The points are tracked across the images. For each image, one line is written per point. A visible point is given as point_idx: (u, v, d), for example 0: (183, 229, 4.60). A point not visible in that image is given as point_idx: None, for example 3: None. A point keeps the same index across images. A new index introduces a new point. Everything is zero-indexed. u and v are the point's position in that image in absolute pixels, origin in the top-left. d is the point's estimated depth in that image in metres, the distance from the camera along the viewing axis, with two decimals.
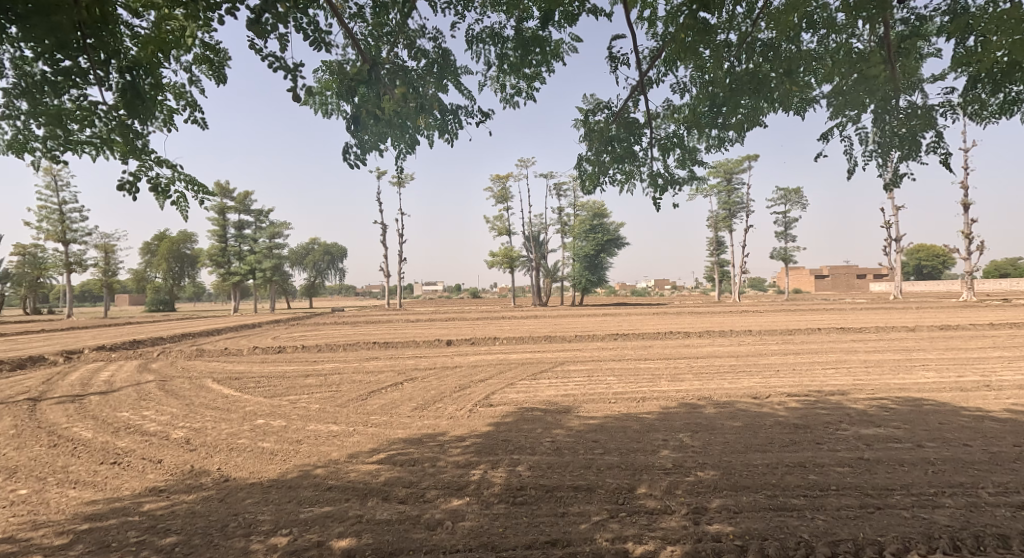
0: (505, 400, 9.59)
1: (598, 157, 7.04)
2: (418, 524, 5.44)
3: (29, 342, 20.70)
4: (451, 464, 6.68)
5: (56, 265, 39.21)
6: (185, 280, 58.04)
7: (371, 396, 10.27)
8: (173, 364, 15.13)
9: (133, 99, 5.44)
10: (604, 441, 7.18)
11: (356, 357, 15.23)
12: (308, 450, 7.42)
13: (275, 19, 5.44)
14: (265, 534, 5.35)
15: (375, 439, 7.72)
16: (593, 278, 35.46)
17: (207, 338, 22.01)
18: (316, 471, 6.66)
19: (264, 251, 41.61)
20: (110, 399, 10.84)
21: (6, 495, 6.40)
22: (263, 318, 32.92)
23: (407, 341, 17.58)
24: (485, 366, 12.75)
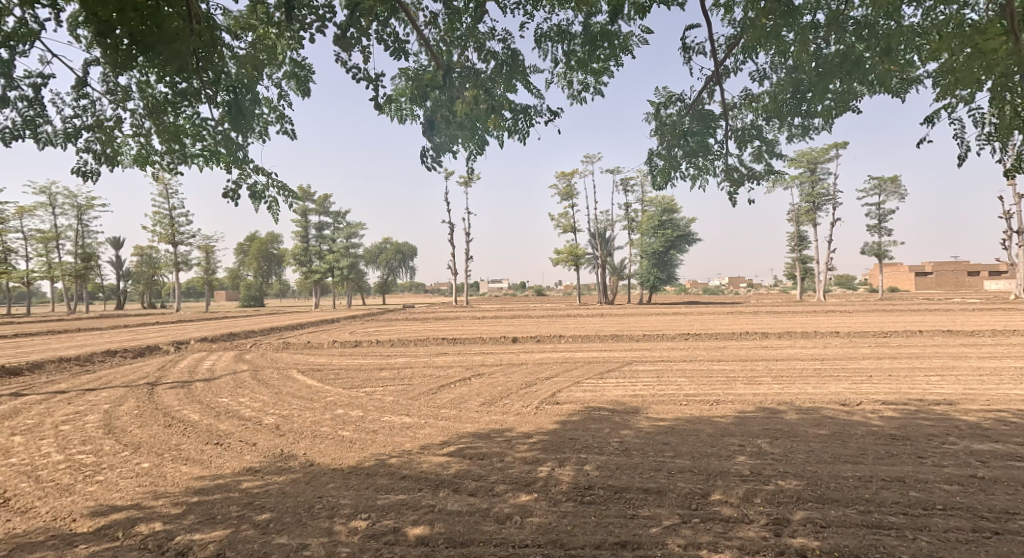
0: (574, 398, 9.54)
1: (670, 152, 6.87)
2: (487, 517, 5.47)
3: (143, 333, 22.44)
4: (518, 460, 6.69)
5: (166, 265, 42.23)
6: (271, 277, 61.11)
7: (441, 391, 10.44)
8: (264, 355, 15.97)
9: (236, 114, 5.51)
10: (676, 443, 7.02)
11: (426, 352, 15.52)
12: (383, 440, 7.61)
13: (356, 29, 5.59)
14: (346, 517, 5.48)
15: (445, 432, 7.83)
16: (662, 276, 34.77)
17: (291, 331, 23.06)
18: (390, 460, 6.82)
19: (342, 251, 43.02)
20: (211, 386, 11.56)
21: (130, 467, 6.89)
22: (344, 314, 34.19)
23: (475, 338, 17.79)
24: (552, 364, 12.74)
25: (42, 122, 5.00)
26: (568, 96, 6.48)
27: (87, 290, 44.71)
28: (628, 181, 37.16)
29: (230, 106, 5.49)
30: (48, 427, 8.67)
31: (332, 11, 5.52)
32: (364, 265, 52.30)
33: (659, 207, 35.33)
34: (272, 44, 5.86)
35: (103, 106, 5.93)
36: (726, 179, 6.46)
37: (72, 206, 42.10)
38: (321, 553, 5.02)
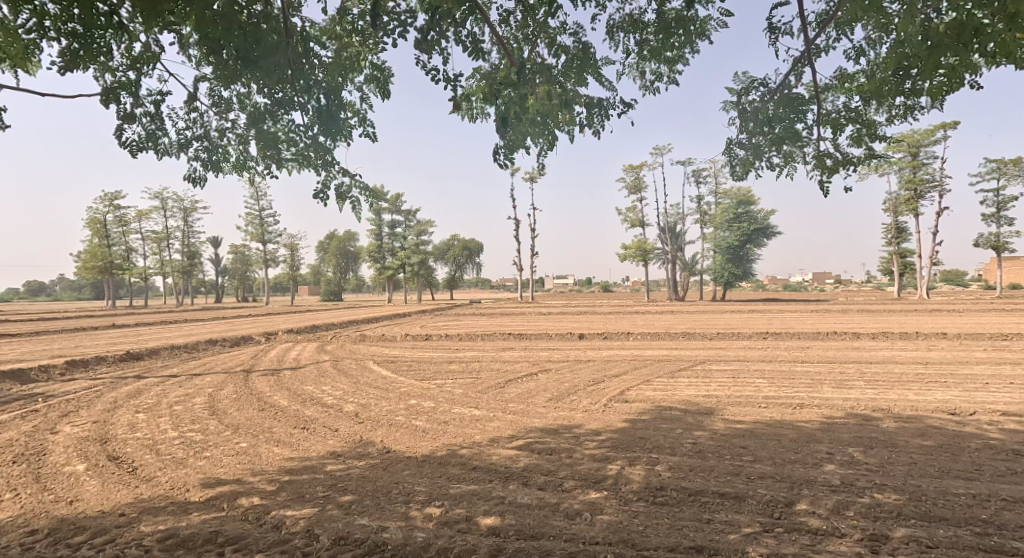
0: (644, 396, 9.36)
1: (752, 140, 6.60)
2: (557, 512, 5.43)
3: (235, 324, 23.89)
4: (587, 456, 6.62)
5: (256, 262, 44.63)
6: (348, 273, 63.30)
7: (509, 385, 10.49)
8: (342, 347, 16.59)
9: (326, 120, 5.45)
10: (754, 448, 6.75)
11: (492, 347, 15.64)
12: (454, 430, 7.72)
13: (437, 30, 5.66)
14: (421, 503, 5.56)
15: (514, 426, 7.85)
16: (738, 272, 33.64)
17: (366, 325, 23.85)
18: (461, 450, 6.91)
19: (412, 247, 43.96)
20: (297, 374, 12.12)
21: (230, 446, 7.26)
22: (415, 309, 35.03)
23: (541, 334, 17.78)
24: (620, 361, 12.57)
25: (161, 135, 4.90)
26: (640, 87, 6.33)
27: (183, 284, 47.82)
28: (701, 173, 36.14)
29: (320, 112, 5.39)
30: (163, 407, 9.30)
31: (413, 15, 5.58)
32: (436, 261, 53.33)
33: (735, 199, 34.13)
34: (356, 52, 5.71)
35: (211, 118, 6.09)
36: (818, 166, 6.14)
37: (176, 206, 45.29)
38: (399, 535, 5.06)
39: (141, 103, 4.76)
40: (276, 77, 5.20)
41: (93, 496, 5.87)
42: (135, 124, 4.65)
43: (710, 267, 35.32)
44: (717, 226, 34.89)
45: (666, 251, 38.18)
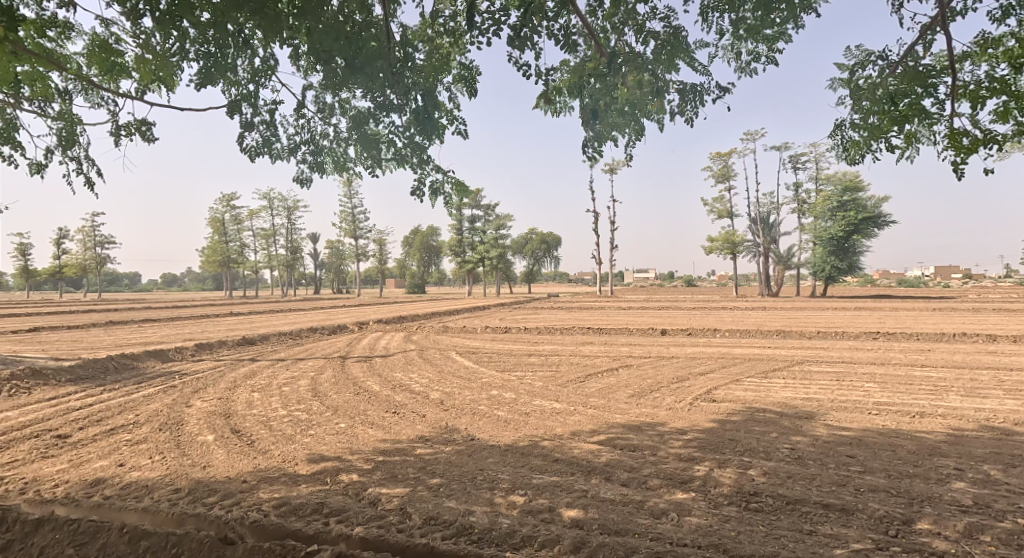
0: (734, 397, 9.04)
1: (867, 120, 6.21)
2: (643, 510, 5.36)
3: (327, 314, 25.11)
4: (673, 455, 6.47)
5: (349, 255, 46.64)
6: (433, 265, 64.95)
7: (590, 379, 10.42)
8: (426, 337, 17.05)
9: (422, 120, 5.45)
10: (863, 457, 6.37)
11: (571, 340, 15.60)
12: (535, 422, 7.76)
13: (530, 27, 5.66)
14: (506, 491, 5.64)
15: (595, 420, 7.80)
16: (842, 265, 31.84)
17: (448, 317, 24.40)
18: (543, 442, 6.94)
19: (491, 242, 44.32)
20: (386, 361, 12.60)
21: (331, 426, 7.66)
22: (496, 303, 35.48)
23: (621, 329, 17.51)
24: (706, 358, 12.18)
25: (274, 142, 5.10)
26: (736, 68, 6.06)
27: (283, 274, 50.71)
28: (798, 158, 34.33)
29: (416, 114, 5.51)
30: (274, 387, 9.94)
31: (505, 13, 5.59)
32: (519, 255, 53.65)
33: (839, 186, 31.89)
34: (447, 54, 5.64)
35: (313, 121, 6.33)
36: (949, 145, 5.68)
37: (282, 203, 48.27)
38: (485, 520, 5.14)
39: (259, 113, 4.90)
40: (379, 81, 5.31)
41: (221, 463, 6.35)
42: (253, 133, 4.84)
43: (808, 260, 33.75)
44: (816, 216, 33.16)
45: (757, 243, 36.57)
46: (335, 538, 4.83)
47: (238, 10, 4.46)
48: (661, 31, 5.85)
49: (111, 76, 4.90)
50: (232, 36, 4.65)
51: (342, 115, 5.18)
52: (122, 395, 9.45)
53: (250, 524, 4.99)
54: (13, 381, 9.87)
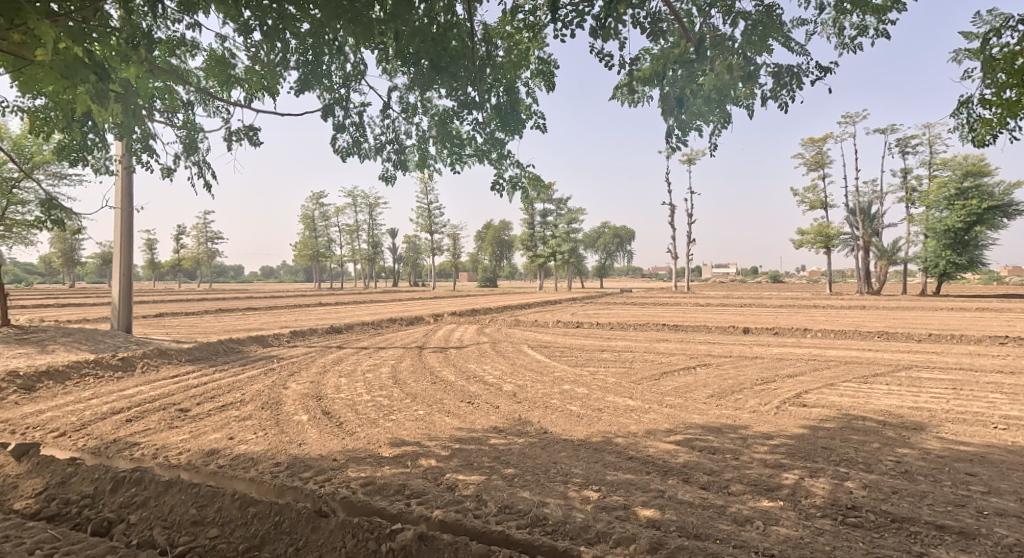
0: (825, 401, 8.68)
1: (1001, 95, 5.83)
2: (724, 515, 5.27)
3: (403, 306, 25.88)
4: (757, 461, 6.32)
5: (425, 250, 47.79)
6: (505, 260, 65.61)
7: (666, 377, 10.28)
8: (499, 330, 17.28)
9: (505, 114, 5.59)
10: (985, 477, 6.00)
11: (647, 337, 15.38)
12: (610, 418, 7.76)
13: (613, 18, 5.63)
14: (579, 485, 5.69)
15: (672, 420, 7.70)
16: (960, 262, 29.64)
17: (520, 310, 24.64)
18: (616, 439, 6.94)
19: (563, 235, 44.27)
20: (460, 353, 12.88)
21: (410, 412, 7.96)
22: (568, 296, 35.53)
23: (699, 326, 17.12)
24: (794, 360, 11.74)
25: (362, 142, 5.34)
26: (837, 43, 5.76)
27: (363, 267, 52.57)
28: (908, 141, 32.05)
29: (497, 111, 5.62)
30: (358, 373, 10.42)
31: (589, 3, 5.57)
32: (593, 250, 53.30)
33: (959, 171, 29.45)
34: (525, 49, 5.69)
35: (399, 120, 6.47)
36: None
37: (365, 200, 50.02)
38: (559, 513, 5.20)
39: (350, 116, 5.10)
40: (462, 80, 5.29)
41: (313, 442, 6.74)
42: (344, 135, 5.06)
43: (918, 254, 31.58)
44: (929, 204, 30.99)
45: (856, 235, 34.55)
46: (415, 519, 5.03)
47: (336, 20, 4.36)
48: (752, 12, 5.60)
49: (226, 87, 5.03)
50: (329, 44, 4.56)
51: (426, 114, 5.33)
52: (230, 375, 10.21)
53: (339, 499, 5.28)
54: (143, 358, 10.87)
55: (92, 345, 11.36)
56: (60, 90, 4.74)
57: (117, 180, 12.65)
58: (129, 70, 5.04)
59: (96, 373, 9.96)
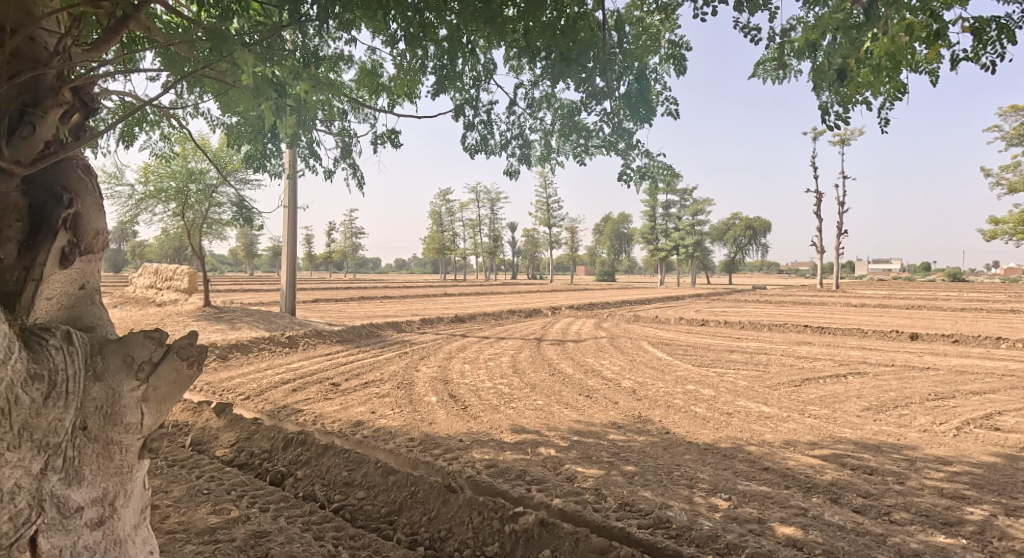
0: (1016, 426, 7.69)
1: None
2: (885, 544, 4.78)
3: (529, 298, 26.28)
4: (931, 489, 5.73)
5: (544, 243, 48.22)
6: (623, 254, 64.84)
7: (808, 385, 9.67)
8: (618, 325, 17.15)
9: (636, 102, 4.75)
10: None
11: (786, 339, 14.50)
12: (740, 424, 7.48)
13: None
14: (707, 492, 5.52)
15: (816, 432, 7.24)
16: None
17: (640, 305, 24.28)
18: (748, 447, 6.69)
19: (688, 228, 42.80)
20: (579, 347, 12.94)
21: (529, 401, 8.16)
22: (689, 291, 34.60)
23: (851, 329, 15.88)
24: (978, 375, 10.50)
25: (490, 138, 5.52)
26: None
27: (486, 259, 54.08)
28: None
29: (626, 97, 4.74)
30: (480, 360, 10.84)
31: None
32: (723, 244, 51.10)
33: None
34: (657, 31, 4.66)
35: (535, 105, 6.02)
36: None
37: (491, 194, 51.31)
38: (684, 518, 5.04)
39: (479, 113, 5.24)
40: (586, 72, 4.57)
41: (442, 422, 7.12)
42: (474, 133, 5.28)
43: None
44: None
45: None
46: (536, 504, 5.14)
47: (473, 22, 4.17)
48: None
49: (375, 95, 5.30)
50: (465, 47, 4.39)
51: (550, 109, 5.44)
52: (371, 356, 11.01)
53: (466, 477, 5.56)
54: (304, 337, 11.98)
55: (266, 325, 12.74)
56: (247, 106, 4.82)
57: (285, 183, 13.90)
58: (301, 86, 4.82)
59: (269, 347, 11.16)
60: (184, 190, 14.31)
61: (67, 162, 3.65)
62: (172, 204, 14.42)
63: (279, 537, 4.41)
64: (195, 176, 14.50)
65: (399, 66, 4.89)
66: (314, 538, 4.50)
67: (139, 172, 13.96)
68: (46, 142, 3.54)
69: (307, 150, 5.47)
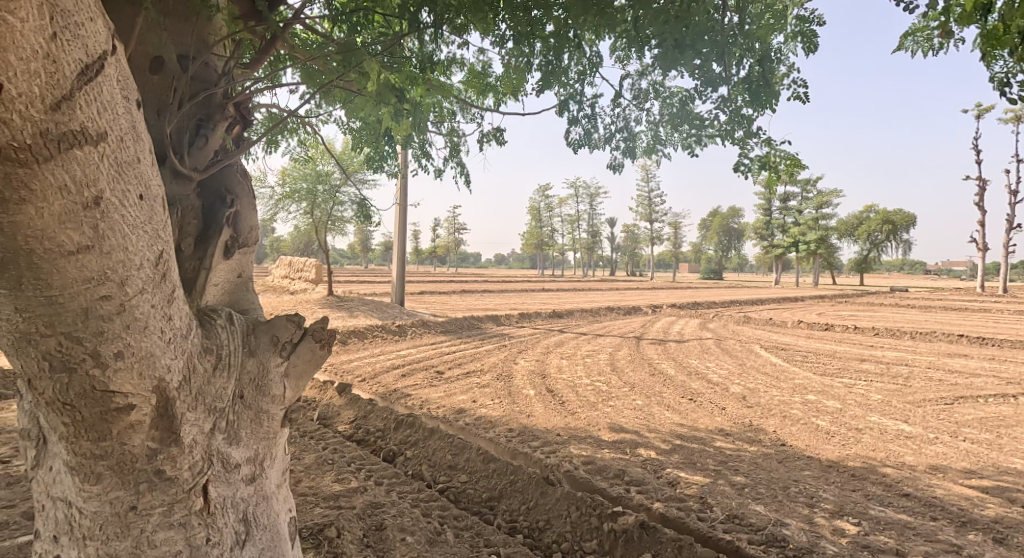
0: None
1: None
2: None
3: (639, 296, 25.81)
4: None
5: (646, 238, 47.29)
6: (732, 251, 62.33)
7: (960, 404, 8.81)
8: (726, 326, 16.58)
9: (758, 89, 4.26)
10: None
11: (932, 350, 13.27)
12: (872, 442, 6.98)
13: None
14: (831, 513, 5.16)
15: (974, 459, 6.56)
16: None
17: (752, 306, 23.26)
18: (883, 469, 6.21)
19: (812, 223, 40.09)
20: (683, 347, 12.64)
21: (628, 401, 8.09)
22: (807, 292, 32.79)
23: (1015, 341, 14.26)
24: None
25: (593, 132, 5.52)
26: None
27: (587, 254, 53.82)
28: None
29: (748, 84, 4.29)
30: (579, 357, 10.87)
31: None
32: (851, 242, 47.63)
33: None
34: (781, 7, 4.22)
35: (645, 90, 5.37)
36: None
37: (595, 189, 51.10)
38: (804, 539, 4.71)
39: (581, 106, 5.27)
40: (708, 56, 4.18)
41: (542, 416, 7.22)
42: (577, 128, 5.30)
43: None
44: None
45: None
46: (636, 506, 5.04)
47: (584, 14, 4.11)
48: None
49: (484, 95, 5.45)
50: (571, 41, 4.36)
51: (658, 98, 5.32)
52: (473, 347, 11.34)
53: (563, 471, 5.62)
54: (411, 327, 12.50)
55: (379, 314, 13.40)
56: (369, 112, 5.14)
57: (401, 183, 14.57)
58: (417, 89, 4.91)
59: (380, 334, 11.74)
60: (313, 190, 15.36)
61: (229, 167, 3.76)
62: (302, 203, 15.55)
63: (392, 510, 4.64)
64: (321, 178, 15.52)
65: (509, 62, 4.89)
66: (421, 514, 4.71)
67: (277, 175, 15.21)
68: (215, 151, 3.74)
69: (420, 149, 5.69)
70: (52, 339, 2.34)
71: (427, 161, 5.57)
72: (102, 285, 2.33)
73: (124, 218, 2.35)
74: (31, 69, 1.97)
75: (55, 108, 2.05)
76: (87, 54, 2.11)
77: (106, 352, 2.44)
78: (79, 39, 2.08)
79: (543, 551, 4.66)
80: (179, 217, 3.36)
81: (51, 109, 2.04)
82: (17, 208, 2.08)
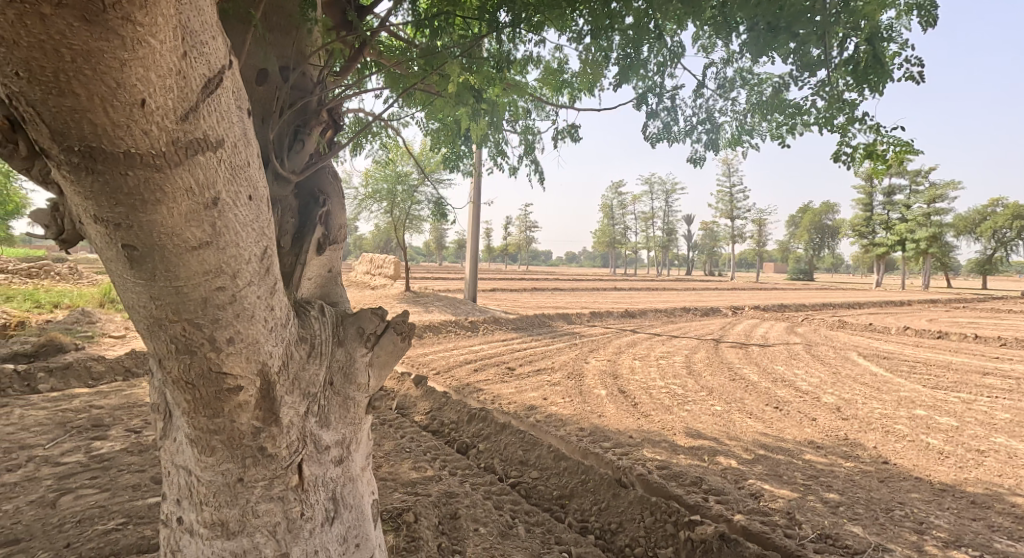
0: None
1: None
2: None
3: (729, 297, 24.97)
4: None
5: (726, 237, 45.86)
6: (824, 250, 59.39)
7: None
8: (818, 331, 15.83)
9: (867, 70, 4.06)
10: None
11: None
12: (997, 467, 6.49)
13: None
14: (944, 542, 4.86)
15: None
16: None
17: (849, 311, 22.08)
18: (1011, 498, 5.75)
19: (922, 218, 37.15)
20: (768, 352, 12.19)
21: (706, 406, 7.90)
22: (916, 295, 30.89)
23: None
24: None
25: (673, 126, 5.42)
26: None
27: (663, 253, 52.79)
28: None
29: (854, 67, 4.10)
30: (653, 358, 10.71)
31: None
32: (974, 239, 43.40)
33: None
34: None
35: (729, 80, 5.23)
36: None
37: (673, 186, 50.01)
38: None
39: (660, 97, 5.18)
40: (806, 38, 4.00)
41: (614, 417, 7.17)
42: (656, 121, 5.20)
43: None
44: None
45: None
46: (715, 516, 4.86)
47: (669, 4, 4.01)
48: None
49: (561, 90, 5.47)
50: (650, 34, 4.26)
51: (744, 86, 5.16)
52: (545, 345, 11.37)
53: (637, 475, 5.33)
54: (485, 324, 12.64)
55: (455, 310, 13.64)
56: (448, 112, 5.24)
57: (476, 182, 14.78)
58: (496, 88, 4.97)
59: (453, 330, 11.93)
60: (392, 191, 15.80)
61: (322, 167, 3.94)
62: (383, 203, 16.03)
63: (466, 500, 4.73)
64: (401, 179, 15.93)
65: (587, 57, 4.86)
66: (494, 506, 4.78)
67: (359, 177, 15.76)
68: (310, 154, 3.92)
69: (495, 148, 5.77)
70: (177, 325, 2.53)
71: (503, 160, 5.65)
72: (217, 277, 2.51)
73: (237, 217, 2.51)
74: (167, 84, 2.12)
75: (184, 119, 2.21)
76: (210, 69, 2.26)
77: (221, 337, 2.62)
78: (204, 56, 2.23)
79: (616, 553, 4.64)
80: (278, 216, 3.56)
81: (181, 120, 2.20)
82: (153, 208, 2.26)
